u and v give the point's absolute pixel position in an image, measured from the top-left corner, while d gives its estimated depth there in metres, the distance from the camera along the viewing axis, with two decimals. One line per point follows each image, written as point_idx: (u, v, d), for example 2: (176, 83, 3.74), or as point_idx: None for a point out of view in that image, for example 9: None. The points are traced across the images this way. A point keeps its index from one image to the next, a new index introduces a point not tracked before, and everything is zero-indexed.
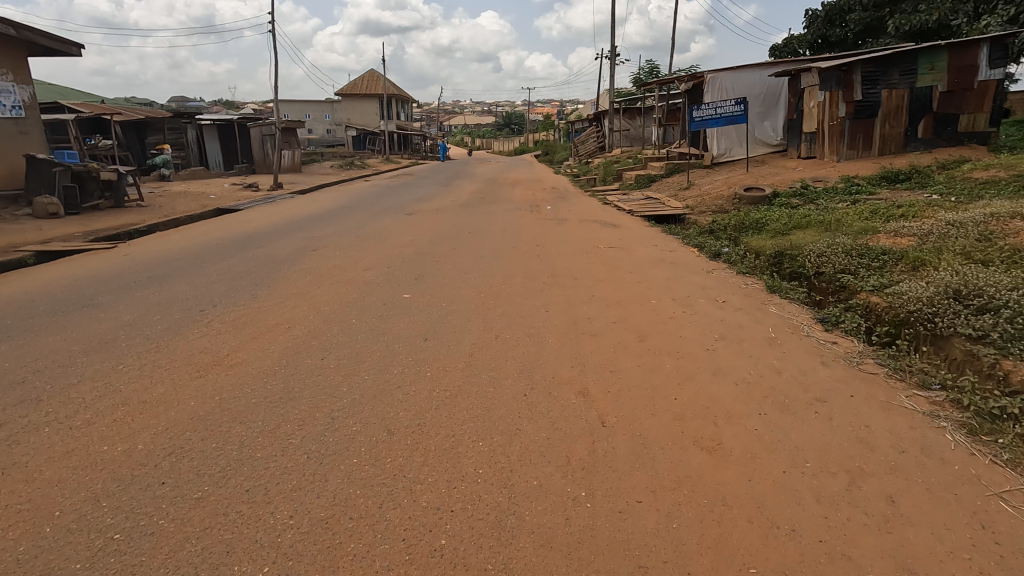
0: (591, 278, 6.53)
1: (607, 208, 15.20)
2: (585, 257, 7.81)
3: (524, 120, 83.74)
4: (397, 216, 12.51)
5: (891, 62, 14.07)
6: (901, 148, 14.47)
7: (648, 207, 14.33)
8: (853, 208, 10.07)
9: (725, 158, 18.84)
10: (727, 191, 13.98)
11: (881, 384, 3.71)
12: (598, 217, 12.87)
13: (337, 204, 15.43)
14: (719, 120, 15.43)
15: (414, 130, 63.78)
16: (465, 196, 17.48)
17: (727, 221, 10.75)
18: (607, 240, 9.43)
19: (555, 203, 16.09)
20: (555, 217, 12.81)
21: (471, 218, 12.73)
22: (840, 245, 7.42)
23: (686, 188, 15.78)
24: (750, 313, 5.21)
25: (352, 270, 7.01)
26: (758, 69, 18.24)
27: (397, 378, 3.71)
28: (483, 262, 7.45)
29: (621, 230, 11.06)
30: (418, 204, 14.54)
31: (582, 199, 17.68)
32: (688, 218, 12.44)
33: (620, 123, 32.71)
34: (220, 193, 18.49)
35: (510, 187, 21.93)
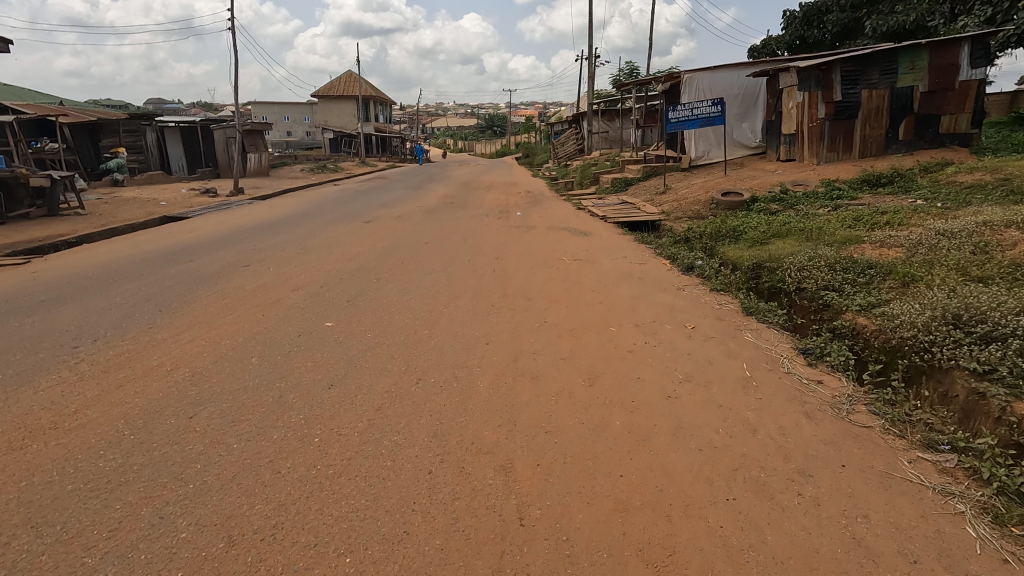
0: (547, 298, 5.79)
1: (580, 213, 14.53)
2: (546, 272, 7.08)
3: (506, 122, 83.13)
4: (354, 223, 11.69)
5: (870, 61, 13.60)
6: (882, 151, 14.02)
7: (622, 212, 13.69)
8: (835, 214, 9.49)
9: (703, 161, 18.31)
10: (703, 195, 13.40)
11: (878, 445, 3.01)
12: (569, 223, 12.20)
13: (295, 210, 14.55)
14: (695, 121, 14.84)
15: (393, 132, 62.76)
16: (433, 201, 16.69)
17: (703, 228, 10.11)
18: (574, 251, 8.73)
19: (527, 208, 15.39)
20: (523, 223, 12.11)
21: (433, 224, 11.95)
22: (822, 258, 6.78)
23: (662, 192, 15.18)
24: (722, 343, 4.51)
25: (279, 291, 6.20)
26: (736, 69, 17.74)
27: (273, 447, 2.93)
28: (430, 279, 6.67)
29: (590, 238, 10.38)
30: (380, 211, 13.73)
31: (556, 204, 17.02)
32: (662, 225, 11.81)
33: (599, 125, 32.11)
34: (175, 199, 17.48)
35: (483, 191, 21.18)
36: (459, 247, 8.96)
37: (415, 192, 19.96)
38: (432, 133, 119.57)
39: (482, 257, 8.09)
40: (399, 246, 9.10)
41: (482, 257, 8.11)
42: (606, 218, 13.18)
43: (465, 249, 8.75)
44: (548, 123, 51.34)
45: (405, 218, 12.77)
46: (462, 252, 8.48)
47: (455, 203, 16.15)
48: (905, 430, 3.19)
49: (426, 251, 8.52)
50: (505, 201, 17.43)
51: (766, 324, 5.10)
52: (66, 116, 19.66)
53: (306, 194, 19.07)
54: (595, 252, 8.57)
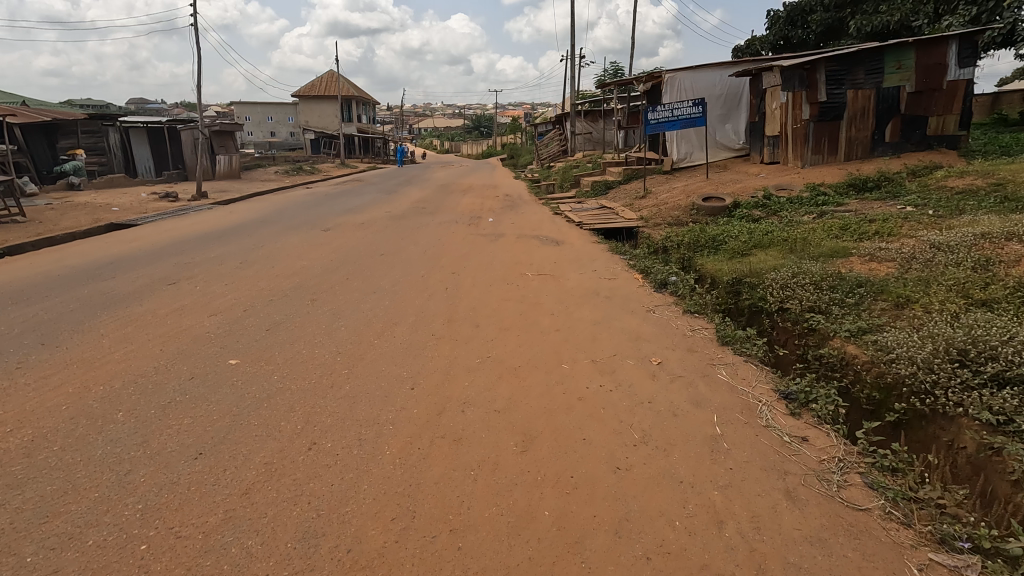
0: (497, 325, 5.08)
1: (556, 219, 13.86)
2: (504, 290, 6.36)
3: (492, 123, 82.39)
4: (311, 231, 10.90)
5: (855, 60, 13.07)
6: (868, 153, 13.52)
7: (599, 218, 13.05)
8: (820, 222, 8.90)
9: (685, 163, 17.74)
10: (684, 200, 12.80)
11: (877, 544, 2.34)
12: (541, 230, 11.52)
13: (254, 216, 13.72)
14: (676, 122, 14.23)
15: (376, 133, 61.77)
16: (404, 205, 15.92)
17: (681, 236, 9.48)
18: (540, 263, 8.03)
19: (501, 214, 14.70)
20: (492, 230, 11.42)
21: (395, 232, 11.18)
22: (808, 274, 6.17)
23: (642, 196, 14.56)
24: (691, 385, 3.83)
25: (194, 316, 5.43)
26: (718, 69, 17.18)
27: (79, 563, 2.19)
28: (371, 301, 5.93)
29: (561, 247, 9.71)
30: (344, 217, 12.96)
31: (533, 208, 16.34)
32: (640, 233, 11.17)
33: (582, 125, 31.45)
34: (131, 203, 16.55)
35: (460, 195, 20.43)
36: (416, 259, 8.22)
37: (389, 196, 19.18)
38: (417, 133, 118.38)
39: (437, 272, 7.36)
40: (351, 258, 8.35)
41: (437, 272, 7.38)
42: (582, 224, 12.52)
43: (422, 262, 8.02)
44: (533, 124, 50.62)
45: (369, 224, 12.01)
46: (417, 265, 7.75)
47: (427, 208, 15.40)
48: (911, 514, 2.53)
49: (378, 265, 7.77)
50: (480, 206, 16.70)
51: (742, 356, 4.45)
52: (16, 116, 18.60)
53: (272, 198, 18.19)
54: (563, 265, 7.88)
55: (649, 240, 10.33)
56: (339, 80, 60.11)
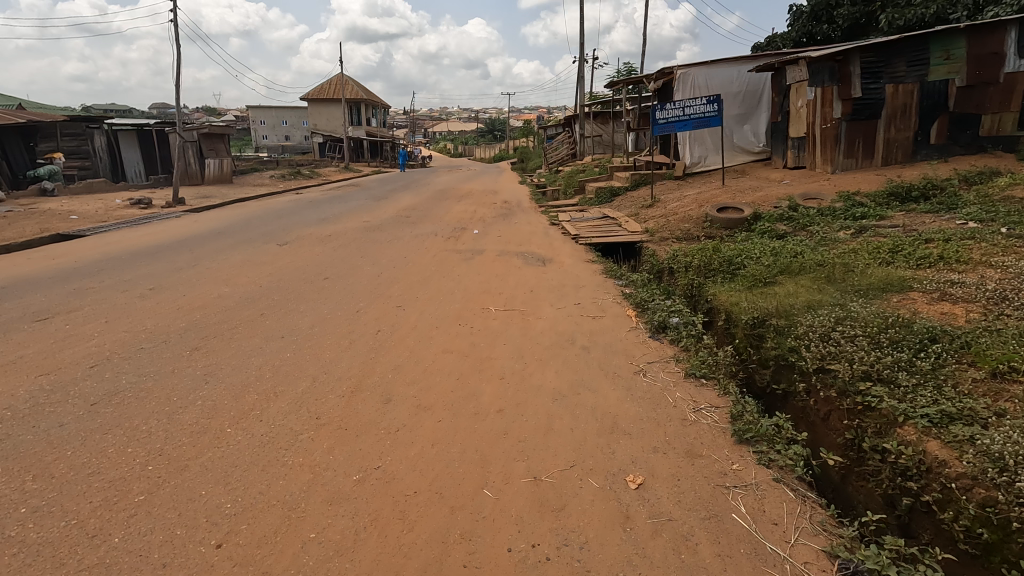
0: (415, 400, 3.59)
1: (551, 231, 12.34)
2: (450, 335, 4.86)
3: (504, 127, 81.00)
4: (264, 246, 9.52)
5: (894, 50, 11.41)
6: (908, 157, 11.81)
7: (599, 230, 11.52)
8: (863, 241, 7.27)
9: (699, 168, 16.11)
10: (696, 209, 11.23)
11: None
12: (530, 246, 10.02)
13: (217, 226, 12.42)
14: (688, 122, 12.62)
15: (384, 137, 60.68)
16: (388, 214, 14.52)
17: (690, 255, 7.91)
18: (512, 291, 6.53)
19: (492, 224, 13.21)
20: (473, 244, 9.94)
21: (360, 245, 9.77)
22: (856, 317, 4.59)
23: (649, 205, 12.99)
24: (682, 545, 2.31)
25: (19, 375, 4.03)
26: (736, 64, 15.57)
27: None
28: (268, 352, 4.49)
29: (547, 267, 8.19)
30: (312, 229, 11.57)
31: (529, 218, 14.87)
32: (644, 250, 9.62)
33: (591, 127, 29.80)
34: (97, 211, 15.35)
35: (454, 202, 18.97)
36: (363, 285, 6.77)
37: (377, 203, 17.78)
38: (430, 137, 117.38)
39: (379, 304, 5.89)
40: (288, 282, 6.93)
41: (381, 304, 5.93)
42: (579, 237, 10.98)
43: (368, 289, 6.55)
44: (543, 126, 48.98)
45: (335, 237, 10.61)
46: (359, 295, 6.29)
47: (412, 218, 13.98)
48: None
49: (312, 294, 6.33)
50: (471, 214, 15.26)
51: (767, 467, 2.91)
52: None
53: (251, 206, 16.90)
54: (540, 295, 6.36)
55: (655, 260, 8.77)
56: (347, 83, 59.12)
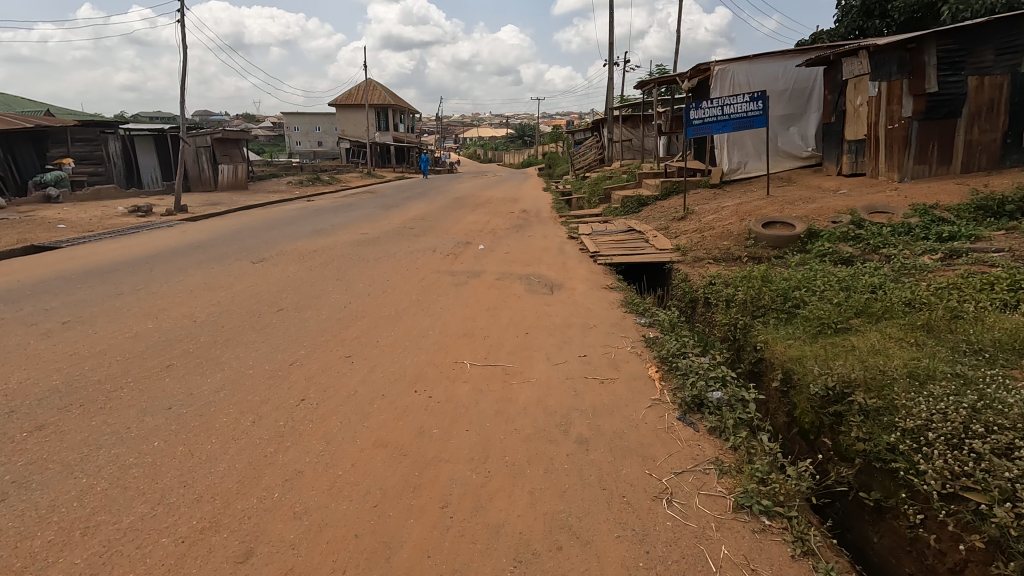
0: (288, 562, 2.21)
1: (568, 246, 10.89)
2: (394, 412, 3.47)
3: (532, 132, 79.62)
4: (235, 264, 8.36)
5: (979, 36, 9.60)
6: (994, 163, 9.96)
7: (622, 247, 10.03)
8: (963, 270, 5.61)
9: (738, 175, 14.44)
10: (735, 224, 9.64)
11: None
12: (540, 266, 8.61)
13: (201, 238, 11.38)
14: (726, 122, 10.96)
15: (410, 142, 60.06)
16: (392, 225, 13.30)
17: (733, 284, 6.37)
18: (502, 333, 5.11)
19: (503, 238, 11.84)
20: (473, 263, 8.57)
21: (344, 263, 8.53)
22: (1000, 407, 3.02)
23: (681, 217, 11.42)
24: None
25: None
26: (782, 59, 13.88)
27: None
28: (129, 438, 3.18)
29: (554, 296, 6.77)
30: (300, 242, 10.43)
31: (546, 230, 13.44)
32: (674, 275, 8.10)
33: (621, 132, 28.12)
34: (90, 220, 14.60)
35: (470, 211, 17.68)
36: (318, 321, 5.45)
37: (386, 212, 16.62)
38: (460, 142, 116.99)
39: (324, 353, 4.55)
40: (231, 315, 5.67)
41: (325, 352, 4.58)
42: (598, 254, 9.51)
43: (321, 328, 5.23)
44: (572, 131, 47.45)
45: (321, 253, 9.39)
46: (307, 337, 4.97)
47: (417, 230, 12.72)
48: None
49: (249, 334, 5.04)
50: (483, 225, 13.93)
51: None
52: None
53: (252, 214, 15.97)
54: (537, 340, 4.92)
55: (689, 290, 7.23)
56: (375, 88, 58.74)
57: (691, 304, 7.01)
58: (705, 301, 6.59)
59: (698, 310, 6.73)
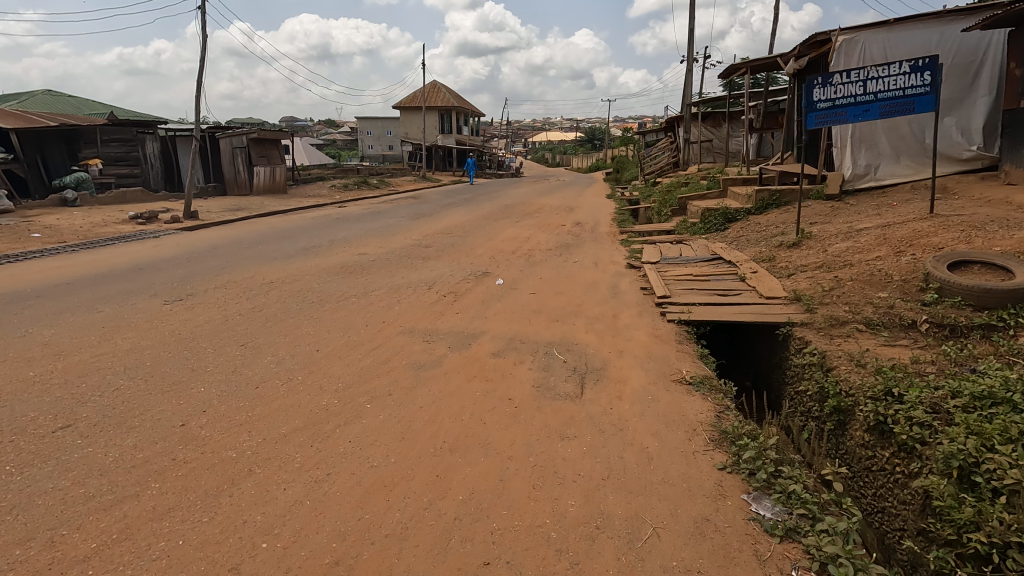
0: None
1: (625, 280, 7.82)
2: None
3: (601, 135, 75.79)
4: (145, 301, 6.02)
5: None
6: None
7: (706, 287, 6.85)
8: None
9: (865, 183, 10.90)
10: (888, 260, 6.22)
11: None
12: (574, 323, 5.60)
13: (163, 255, 9.21)
14: (870, 107, 7.34)
15: (473, 145, 58.09)
16: (405, 242, 10.69)
17: (963, 419, 3.10)
18: (425, 556, 2.20)
19: (538, 264, 8.90)
20: (473, 315, 5.69)
21: (291, 305, 5.96)
22: None
23: (792, 242, 8.02)
24: None
25: None
26: (938, 25, 10.09)
27: None
28: None
29: (582, 400, 3.77)
30: (271, 266, 8.04)
31: (600, 252, 10.38)
32: (808, 354, 4.86)
33: (699, 132, 24.38)
34: (81, 228, 13.02)
35: (513, 222, 14.90)
36: (94, 468, 2.79)
37: (414, 223, 14.12)
38: (528, 147, 114.39)
39: None
40: None
41: None
42: (669, 299, 6.40)
43: (65, 499, 2.53)
44: (644, 133, 43.47)
45: (277, 286, 6.85)
46: (3, 533, 2.29)
47: (434, 249, 10.06)
48: None
49: None
50: (521, 243, 11.05)
51: None
52: (12, 122, 16.50)
53: (262, 223, 13.94)
54: None
55: (856, 401, 3.94)
56: (440, 90, 57.20)
57: (864, 433, 3.73)
58: (906, 447, 3.32)
59: (884, 453, 3.48)
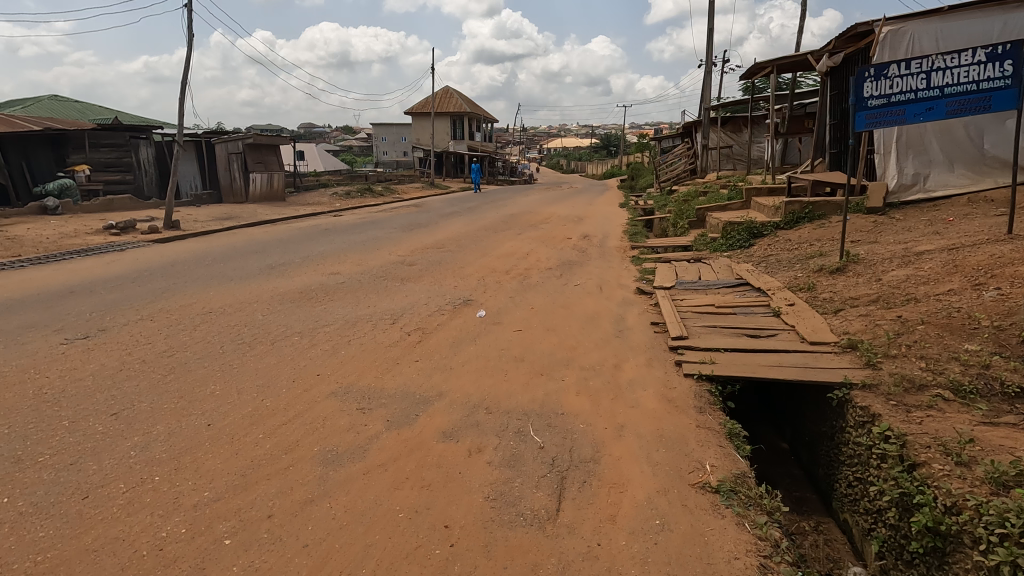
0: None
1: (634, 311, 6.57)
2: None
3: (617, 141, 74.44)
4: (43, 339, 4.96)
5: None
6: None
7: (733, 325, 5.57)
8: None
9: (913, 194, 9.52)
10: (969, 297, 4.87)
11: None
12: (563, 377, 4.37)
13: (112, 273, 8.19)
14: (936, 106, 6.01)
15: (485, 151, 57.09)
16: (389, 258, 9.56)
17: None
18: None
19: (532, 288, 7.69)
20: (436, 365, 4.50)
21: (216, 346, 4.83)
22: None
23: (835, 266, 6.70)
24: None
25: None
26: (1003, 13, 8.69)
27: None
28: None
29: (555, 526, 2.54)
30: (222, 289, 6.96)
31: (607, 271, 9.15)
32: (876, 433, 3.55)
33: (719, 137, 23.01)
34: (49, 239, 12.12)
35: (516, 234, 13.70)
36: None
37: (407, 235, 13.01)
38: (543, 153, 113.33)
39: None
40: None
41: None
42: (686, 342, 5.14)
43: None
44: (660, 139, 42.00)
45: (214, 318, 5.73)
46: None
47: (418, 267, 8.92)
48: None
49: None
50: (519, 260, 9.84)
51: None
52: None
53: (244, 235, 12.94)
54: None
55: (966, 528, 2.65)
56: (452, 96, 56.32)
57: None
58: None
59: None
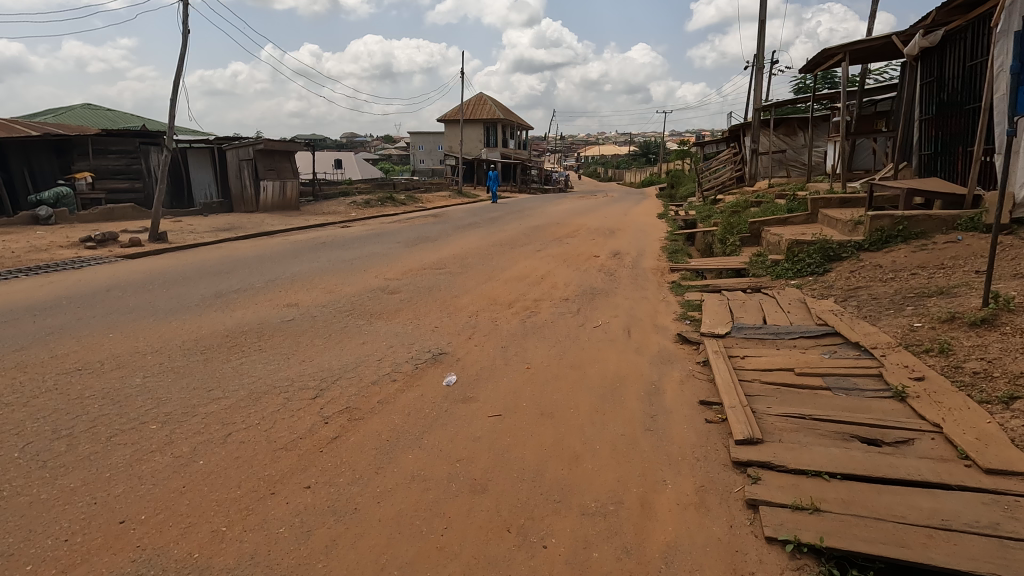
0: None
1: (673, 375, 4.61)
2: None
3: (657, 148, 71.77)
4: None
5: None
6: None
7: (831, 415, 3.55)
8: None
9: None
10: None
11: None
12: (544, 535, 2.49)
13: (29, 299, 6.77)
14: None
15: (519, 159, 55.47)
16: (371, 283, 7.87)
17: None
18: None
19: (536, 331, 5.80)
20: (334, 500, 2.67)
21: (23, 441, 3.18)
22: None
23: (975, 315, 4.55)
24: None
25: None
26: None
27: None
28: None
29: None
30: (130, 329, 5.39)
31: (638, 303, 7.20)
32: None
33: (771, 142, 20.67)
34: (16, 252, 11.00)
35: (535, 250, 11.86)
36: None
37: (409, 251, 11.37)
38: (580, 161, 111.13)
39: None
40: None
41: None
42: (759, 453, 3.15)
43: None
44: (704, 143, 39.41)
45: (76, 380, 4.10)
46: None
47: (401, 296, 7.20)
48: None
49: None
50: (530, 287, 7.98)
51: None
52: None
53: (228, 249, 11.54)
54: None
55: None
56: (485, 102, 54.97)
57: None
58: None
59: None
